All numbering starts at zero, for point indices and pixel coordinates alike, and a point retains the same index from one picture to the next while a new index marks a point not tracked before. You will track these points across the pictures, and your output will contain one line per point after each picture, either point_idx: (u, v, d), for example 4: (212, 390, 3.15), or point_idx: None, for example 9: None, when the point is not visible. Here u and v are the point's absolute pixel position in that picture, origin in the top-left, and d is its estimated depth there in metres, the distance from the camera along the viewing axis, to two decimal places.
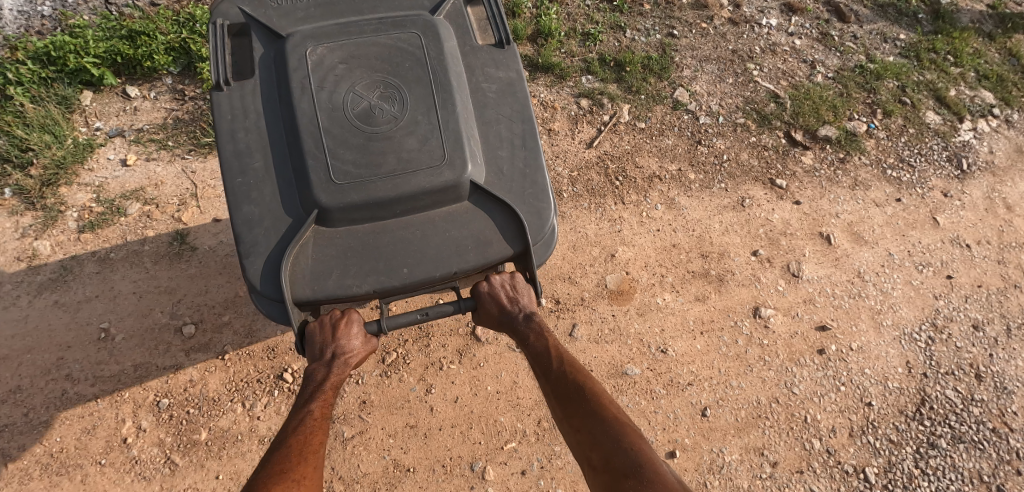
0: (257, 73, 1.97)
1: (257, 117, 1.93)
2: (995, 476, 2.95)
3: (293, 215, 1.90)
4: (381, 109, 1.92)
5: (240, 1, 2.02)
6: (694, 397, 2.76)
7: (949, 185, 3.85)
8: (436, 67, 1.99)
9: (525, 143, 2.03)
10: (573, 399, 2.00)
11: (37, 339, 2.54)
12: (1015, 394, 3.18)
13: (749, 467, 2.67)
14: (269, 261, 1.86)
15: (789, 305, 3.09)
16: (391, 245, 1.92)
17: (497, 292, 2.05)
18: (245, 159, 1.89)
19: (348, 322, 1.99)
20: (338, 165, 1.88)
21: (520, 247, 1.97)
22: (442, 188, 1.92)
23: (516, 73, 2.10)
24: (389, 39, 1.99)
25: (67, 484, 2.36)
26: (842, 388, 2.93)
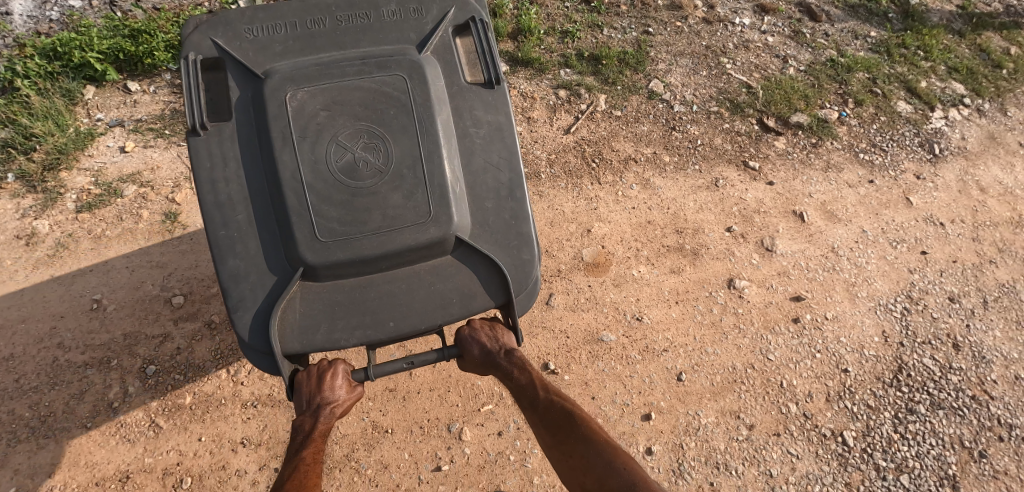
0: (236, 116, 1.91)
1: (238, 165, 1.89)
2: (976, 442, 2.96)
3: (279, 269, 1.90)
4: (365, 162, 1.89)
5: (213, 33, 1.94)
6: (669, 362, 2.78)
7: (922, 168, 4.03)
8: (422, 115, 1.94)
9: (513, 194, 2.01)
10: (561, 425, 2.06)
11: (32, 309, 2.65)
12: (993, 363, 3.24)
13: (725, 429, 2.66)
14: (257, 317, 1.88)
15: (763, 278, 3.16)
16: (378, 299, 1.93)
17: (479, 335, 2.12)
18: (227, 211, 1.87)
19: (333, 374, 2.06)
20: (322, 223, 1.87)
21: (503, 301, 2.01)
22: (427, 244, 1.93)
23: (505, 116, 2.05)
24: (373, 83, 1.93)
25: (54, 446, 2.41)
26: (818, 354, 2.97)
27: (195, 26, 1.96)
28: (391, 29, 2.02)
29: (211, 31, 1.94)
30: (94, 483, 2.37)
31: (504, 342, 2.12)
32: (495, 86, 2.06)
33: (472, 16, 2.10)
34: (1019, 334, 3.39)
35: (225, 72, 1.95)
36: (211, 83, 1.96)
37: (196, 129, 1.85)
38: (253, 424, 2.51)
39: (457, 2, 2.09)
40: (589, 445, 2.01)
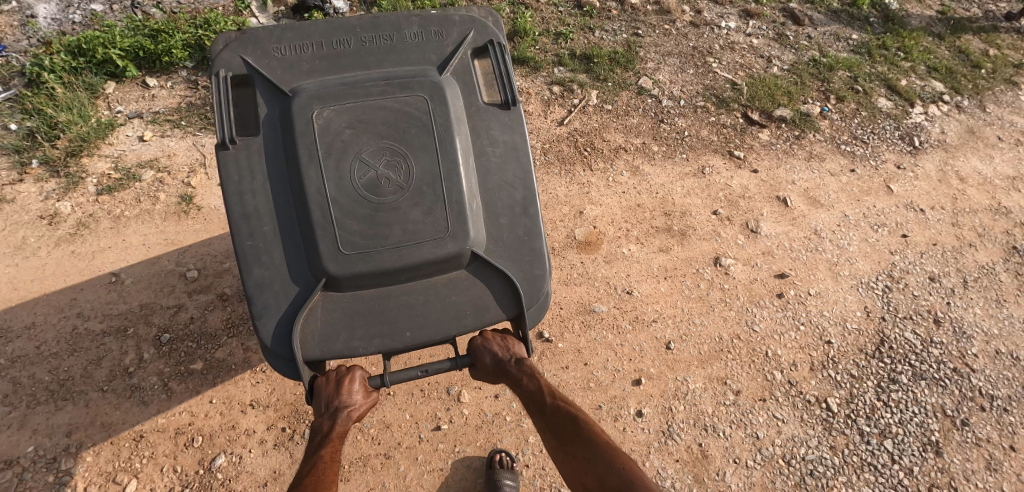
0: (263, 132, 2.02)
1: (265, 179, 2.00)
2: (958, 411, 3.07)
3: (302, 279, 2.01)
4: (387, 180, 2.00)
5: (244, 52, 2.04)
6: (658, 332, 2.91)
7: (902, 159, 4.26)
8: (442, 134, 2.05)
9: (526, 211, 2.12)
10: (566, 429, 2.13)
11: (54, 282, 2.80)
12: (974, 338, 3.38)
13: (713, 394, 2.76)
14: (281, 324, 1.98)
15: (748, 256, 3.31)
16: (395, 309, 2.04)
17: (491, 344, 2.16)
18: (254, 222, 1.98)
19: (351, 379, 2.12)
20: (345, 236, 1.98)
21: (514, 313, 2.12)
22: (444, 258, 2.04)
23: (520, 136, 2.16)
24: (396, 104, 2.03)
25: (71, 408, 2.53)
26: (802, 327, 3.09)
27: (226, 43, 2.06)
28: (413, 51, 2.13)
29: (242, 49, 2.05)
30: (109, 442, 2.47)
31: (514, 350, 2.16)
32: (512, 107, 2.17)
33: (490, 40, 2.21)
34: (998, 312, 3.54)
35: (253, 89, 2.06)
36: (239, 98, 2.07)
37: (226, 144, 1.96)
38: (261, 387, 2.63)
39: (477, 25, 2.20)
40: (592, 448, 2.08)
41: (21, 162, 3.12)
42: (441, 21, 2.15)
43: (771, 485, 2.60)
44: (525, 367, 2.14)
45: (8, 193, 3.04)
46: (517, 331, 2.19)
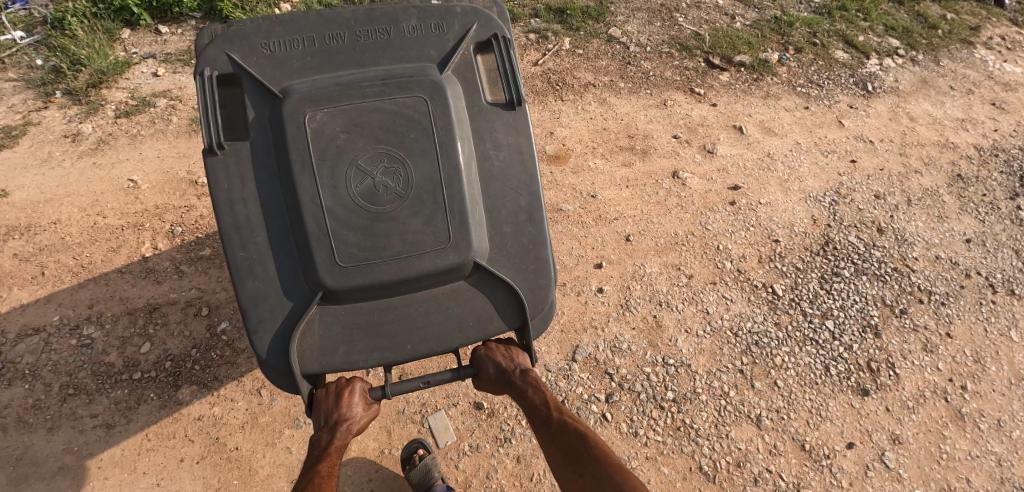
0: (253, 135, 1.93)
1: (257, 186, 1.92)
2: (897, 301, 3.35)
3: (297, 292, 1.94)
4: (385, 188, 1.92)
5: (230, 49, 1.93)
6: (619, 227, 3.24)
7: (855, 100, 4.63)
8: (443, 140, 1.96)
9: (530, 219, 2.05)
10: (573, 445, 2.10)
11: (77, 187, 3.11)
12: (915, 245, 3.69)
13: (668, 277, 3.06)
14: (277, 339, 1.92)
15: (705, 172, 3.65)
16: (394, 321, 1.98)
17: (494, 354, 2.09)
18: (247, 233, 1.90)
19: (351, 391, 2.07)
20: (342, 247, 1.91)
21: (517, 324, 2.07)
22: (445, 269, 1.97)
23: (524, 138, 2.07)
24: (394, 106, 1.94)
25: (92, 286, 2.81)
26: (752, 228, 3.41)
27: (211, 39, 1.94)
28: (412, 48, 2.02)
29: (228, 46, 1.93)
30: (126, 313, 2.74)
31: (521, 361, 2.09)
32: (516, 107, 2.07)
33: (494, 34, 2.10)
34: (939, 225, 3.88)
35: (241, 88, 1.96)
36: (226, 99, 1.96)
37: (216, 150, 1.87)
38: None
39: (480, 18, 2.09)
40: (599, 465, 2.05)
41: (46, 92, 3.48)
42: (441, 14, 2.04)
43: (719, 351, 2.86)
44: (530, 380, 2.08)
45: (34, 118, 3.39)
46: (520, 340, 2.13)
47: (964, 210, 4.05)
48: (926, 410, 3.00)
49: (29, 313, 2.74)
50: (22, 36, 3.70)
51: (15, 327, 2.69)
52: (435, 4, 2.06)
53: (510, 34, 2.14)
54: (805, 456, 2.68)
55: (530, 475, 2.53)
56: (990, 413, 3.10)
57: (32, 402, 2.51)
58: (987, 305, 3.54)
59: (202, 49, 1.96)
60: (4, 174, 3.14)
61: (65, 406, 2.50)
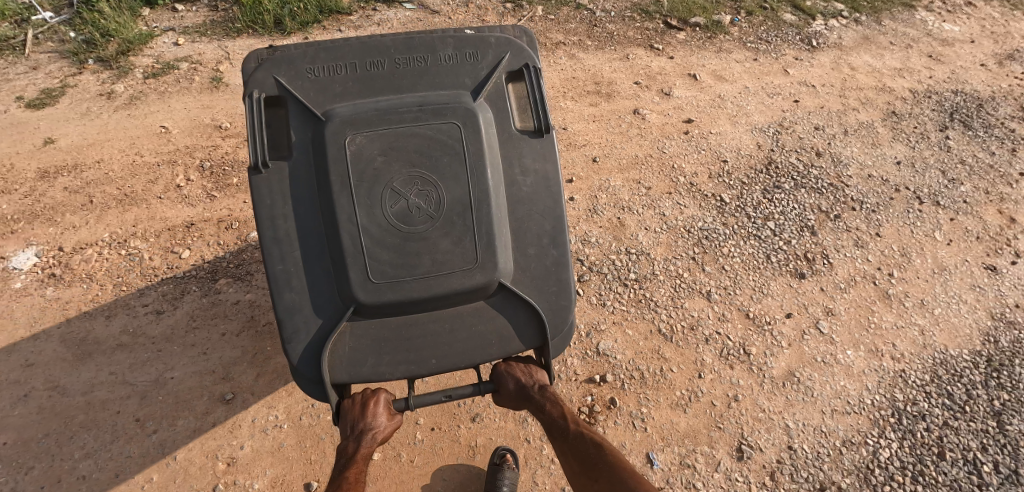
0: (294, 155, 2.09)
1: (296, 204, 2.08)
2: (832, 209, 3.84)
3: (331, 307, 2.09)
4: (418, 209, 2.07)
5: (277, 72, 2.11)
6: (587, 152, 3.75)
7: (801, 54, 5.17)
8: (473, 164, 2.11)
9: (555, 243, 2.19)
10: (589, 455, 2.24)
11: (116, 133, 3.58)
12: (850, 165, 4.20)
13: (630, 188, 3.57)
14: (309, 348, 2.07)
15: (662, 109, 4.16)
16: (421, 337, 2.12)
17: (514, 370, 2.26)
18: (286, 248, 2.06)
19: (376, 401, 2.22)
20: (377, 264, 2.05)
21: (538, 343, 2.20)
22: (473, 288, 2.11)
23: (551, 166, 2.21)
24: (428, 131, 2.09)
25: (138, 209, 3.26)
26: (704, 152, 3.91)
27: (260, 62, 2.13)
28: (447, 75, 2.19)
29: (275, 69, 2.11)
30: (167, 229, 3.19)
31: (538, 377, 2.25)
32: (545, 134, 2.21)
33: (525, 64, 2.26)
34: (872, 151, 4.40)
35: (285, 108, 2.14)
36: (271, 119, 2.14)
37: (259, 168, 2.04)
38: None
39: (513, 48, 2.25)
40: (614, 473, 2.19)
41: (79, 60, 3.95)
42: (476, 43, 2.21)
43: (674, 243, 3.35)
44: (548, 395, 2.24)
45: (71, 81, 3.86)
46: (540, 358, 2.28)
47: (896, 139, 4.58)
48: (857, 290, 3.49)
49: (82, 232, 3.17)
50: (52, 16, 4.19)
51: (71, 243, 3.14)
52: (471, 34, 2.23)
53: (541, 63, 2.30)
54: (749, 322, 3.14)
55: None
56: (914, 294, 3.59)
57: (90, 296, 2.93)
58: (913, 213, 4.05)
59: (250, 70, 2.15)
60: (50, 126, 3.60)
61: (119, 297, 2.92)
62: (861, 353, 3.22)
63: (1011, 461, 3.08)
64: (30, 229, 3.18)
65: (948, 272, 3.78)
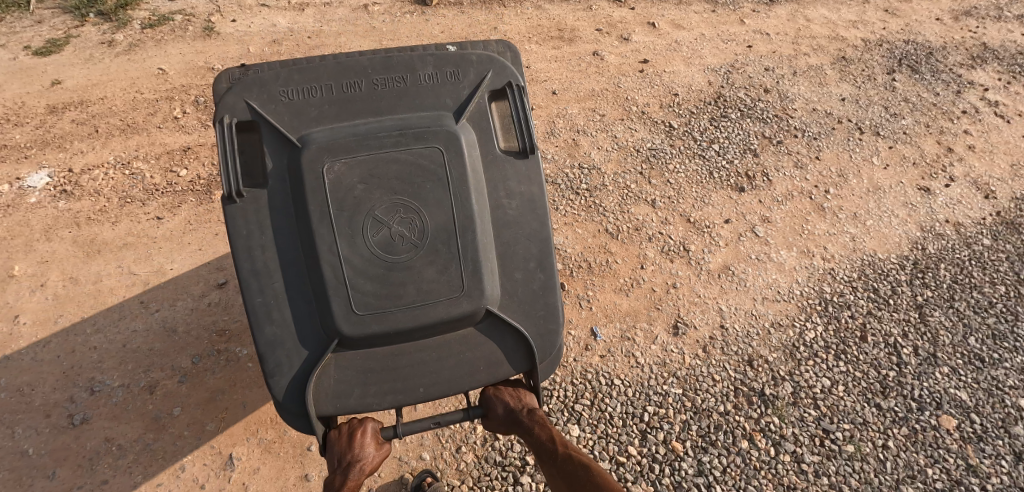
0: (270, 183, 2.04)
1: (274, 234, 2.03)
2: (775, 135, 4.17)
3: (314, 339, 2.05)
4: (401, 237, 2.03)
5: (249, 96, 2.07)
6: (548, 86, 4.09)
7: (758, 7, 5.47)
8: (457, 188, 2.07)
9: (543, 267, 2.16)
10: (579, 478, 2.10)
11: (117, 75, 3.81)
12: (796, 101, 4.51)
13: (585, 115, 3.92)
14: (293, 382, 2.02)
15: (620, 52, 4.48)
16: (407, 367, 2.07)
17: (503, 393, 2.17)
18: (266, 280, 2.01)
19: (363, 432, 2.09)
20: (359, 295, 2.01)
21: (527, 368, 2.17)
22: (459, 315, 2.07)
23: (537, 187, 2.18)
24: (409, 155, 2.05)
25: (140, 137, 3.45)
26: (657, 87, 4.25)
27: (232, 87, 2.08)
28: (428, 96, 2.15)
29: (247, 93, 2.07)
30: (165, 153, 3.39)
31: (527, 399, 2.16)
32: (529, 154, 2.18)
33: (508, 82, 2.22)
34: (819, 89, 4.71)
35: (259, 134, 2.09)
36: (245, 145, 2.09)
37: (234, 198, 1.98)
38: None
39: (495, 67, 2.21)
40: None
41: (80, 15, 4.21)
42: (457, 62, 2.17)
43: (624, 160, 3.71)
44: (538, 420, 2.12)
45: (74, 32, 4.12)
46: (529, 382, 2.21)
47: (843, 80, 4.87)
48: (794, 203, 3.83)
49: (88, 157, 3.35)
50: None
51: (80, 165, 3.31)
52: (452, 53, 2.20)
53: (524, 81, 2.27)
54: (690, 226, 3.50)
55: None
56: (847, 208, 3.93)
57: (98, 207, 3.15)
58: (854, 141, 4.37)
59: (221, 95, 2.10)
60: (56, 69, 3.82)
61: (124, 208, 3.16)
62: (794, 253, 3.58)
63: (928, 344, 3.45)
64: (40, 154, 3.35)
65: (882, 191, 4.11)
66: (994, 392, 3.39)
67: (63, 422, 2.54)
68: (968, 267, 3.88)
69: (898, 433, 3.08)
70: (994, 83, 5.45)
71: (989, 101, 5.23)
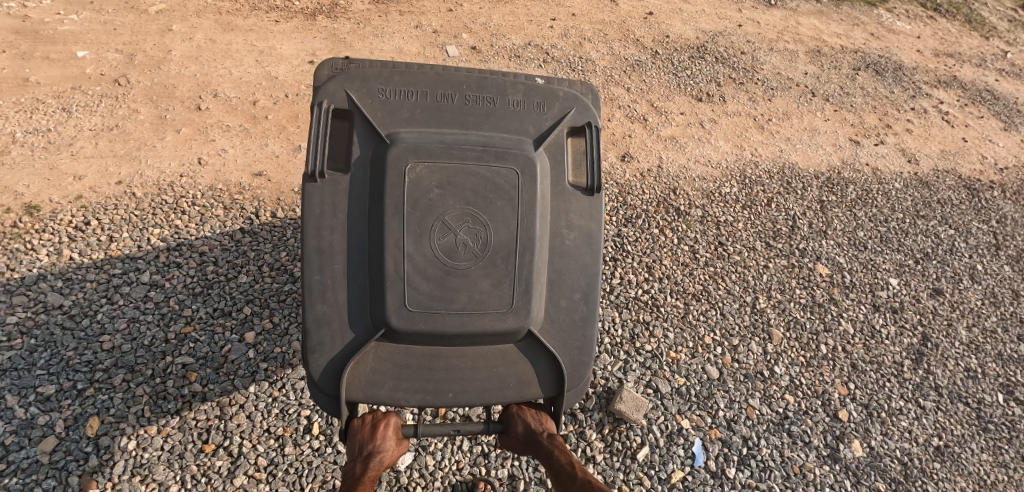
0: (352, 172, 2.15)
1: (346, 218, 2.13)
2: (739, 77, 5.30)
3: (362, 323, 2.11)
4: (464, 245, 2.12)
5: (350, 87, 2.20)
6: (570, 10, 5.34)
7: (759, 5, 6.65)
8: (524, 211, 2.16)
9: (586, 299, 2.23)
10: None
11: None
12: (765, 65, 5.63)
13: (593, 32, 5.15)
14: (332, 363, 2.08)
15: (633, 4, 5.72)
16: (441, 368, 2.13)
17: (524, 414, 2.26)
18: (329, 259, 2.10)
19: (387, 424, 2.18)
20: (413, 292, 2.09)
21: (552, 393, 2.21)
22: (502, 330, 2.13)
23: (595, 224, 2.28)
24: (487, 173, 2.16)
25: None
26: (654, 30, 5.45)
27: (334, 77, 2.22)
28: (513, 120, 2.27)
29: (348, 85, 2.21)
30: None
31: (548, 423, 2.25)
32: (594, 194, 2.29)
33: (588, 122, 2.34)
34: (788, 63, 5.82)
35: (351, 123, 2.22)
36: (336, 131, 2.22)
37: (316, 178, 2.09)
38: None
39: (577, 106, 2.35)
40: None
41: None
42: (545, 95, 2.31)
43: (614, 62, 4.90)
44: (557, 444, 2.22)
45: None
46: (552, 408, 2.28)
47: (811, 63, 5.98)
48: (740, 118, 4.90)
49: None
50: None
51: None
52: (540, 86, 2.34)
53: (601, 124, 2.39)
54: (653, 109, 4.62)
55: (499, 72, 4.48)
56: (783, 132, 4.96)
57: (235, 8, 4.44)
58: (805, 99, 5.45)
59: (324, 82, 2.24)
60: None
61: (252, 12, 4.44)
62: (730, 145, 4.62)
63: (822, 225, 4.32)
64: None
65: (817, 132, 5.14)
66: (869, 267, 4.21)
67: (193, 106, 3.69)
68: (874, 194, 4.82)
69: (778, 262, 3.91)
70: (951, 101, 6.56)
71: (941, 110, 6.30)
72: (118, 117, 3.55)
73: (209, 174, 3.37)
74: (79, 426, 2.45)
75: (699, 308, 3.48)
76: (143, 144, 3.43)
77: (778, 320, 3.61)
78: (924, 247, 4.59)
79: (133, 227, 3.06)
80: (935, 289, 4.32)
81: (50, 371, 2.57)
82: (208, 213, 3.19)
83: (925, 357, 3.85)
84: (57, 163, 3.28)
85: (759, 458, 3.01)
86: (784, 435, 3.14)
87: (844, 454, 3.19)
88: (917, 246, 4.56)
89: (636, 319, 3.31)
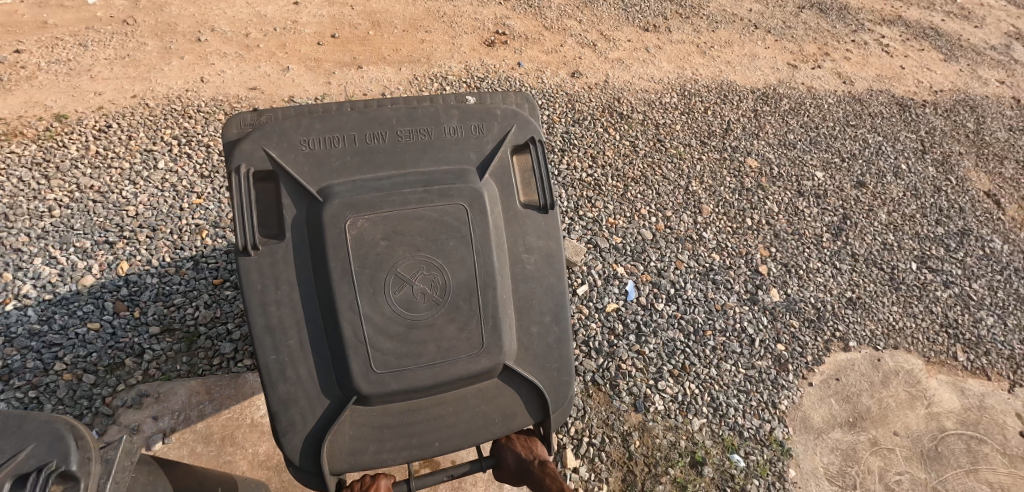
0: (288, 235, 1.88)
1: (291, 288, 1.88)
2: (684, 13, 5.84)
3: (331, 392, 1.90)
4: (422, 293, 1.91)
5: (268, 143, 1.90)
6: None
7: None
8: (480, 246, 1.96)
9: (558, 320, 2.07)
10: None
11: None
12: (710, 2, 6.17)
13: None
14: (309, 442, 1.88)
15: None
16: (421, 420, 1.94)
17: (513, 443, 2.07)
18: (280, 336, 1.86)
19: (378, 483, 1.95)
20: (377, 354, 1.88)
21: (540, 415, 2.07)
22: (477, 373, 1.95)
23: (555, 242, 2.09)
24: (435, 213, 1.94)
25: None
26: None
27: (247, 134, 1.92)
28: (454, 148, 2.04)
29: (265, 141, 1.91)
30: None
31: (536, 449, 2.05)
32: (548, 210, 2.09)
33: (532, 136, 2.12)
34: (733, 2, 6.36)
35: (276, 183, 1.93)
36: (261, 192, 1.93)
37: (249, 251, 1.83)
38: None
39: (518, 120, 2.11)
40: None
41: None
42: (481, 115, 2.07)
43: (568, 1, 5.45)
44: (548, 468, 1.99)
45: None
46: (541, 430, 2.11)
47: (756, 3, 6.51)
48: (684, 45, 5.44)
49: None
50: None
51: None
52: (473, 105, 2.09)
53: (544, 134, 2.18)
54: (602, 37, 5.17)
55: (462, 9, 5.03)
56: (723, 57, 5.50)
57: None
58: (747, 30, 5.98)
59: (235, 142, 1.92)
60: None
61: None
62: (672, 66, 5.16)
63: (754, 128, 4.85)
64: None
65: (757, 57, 5.67)
66: (796, 163, 4.73)
67: (193, 38, 4.30)
68: (807, 107, 5.35)
69: (710, 157, 4.44)
70: (893, 36, 7.08)
71: (881, 43, 6.81)
72: (128, 48, 4.15)
73: (210, 89, 3.98)
74: (112, 267, 3.01)
75: (636, 188, 4.01)
76: (152, 68, 4.04)
77: (707, 197, 4.15)
78: (851, 149, 5.10)
79: (149, 129, 3.66)
80: (859, 182, 4.84)
81: (85, 230, 3.13)
82: (211, 117, 3.79)
83: (844, 232, 4.38)
84: (80, 83, 3.88)
85: (684, 297, 3.54)
86: (708, 282, 3.67)
87: (763, 298, 3.71)
88: (845, 148, 5.09)
89: (578, 195, 3.86)
